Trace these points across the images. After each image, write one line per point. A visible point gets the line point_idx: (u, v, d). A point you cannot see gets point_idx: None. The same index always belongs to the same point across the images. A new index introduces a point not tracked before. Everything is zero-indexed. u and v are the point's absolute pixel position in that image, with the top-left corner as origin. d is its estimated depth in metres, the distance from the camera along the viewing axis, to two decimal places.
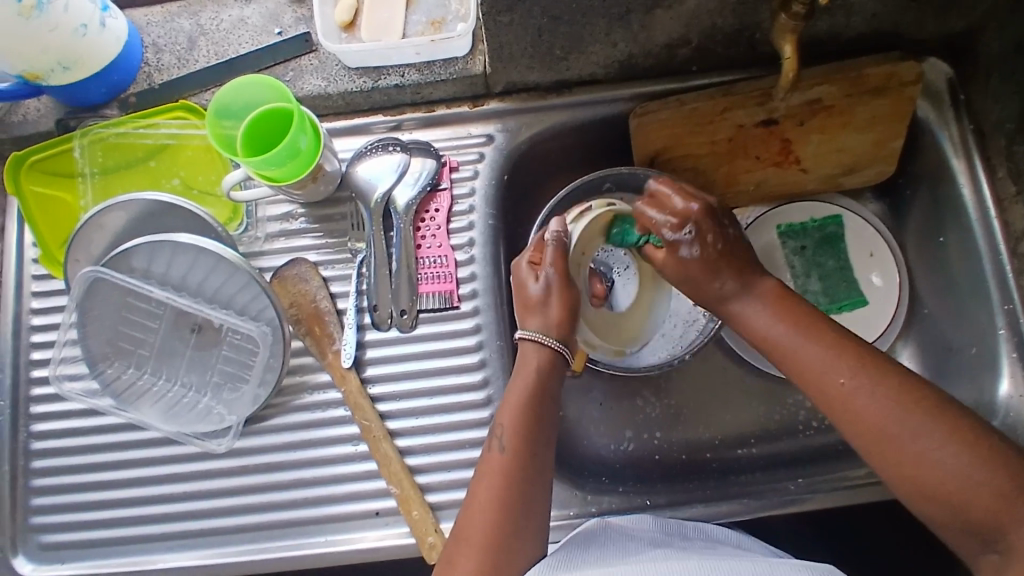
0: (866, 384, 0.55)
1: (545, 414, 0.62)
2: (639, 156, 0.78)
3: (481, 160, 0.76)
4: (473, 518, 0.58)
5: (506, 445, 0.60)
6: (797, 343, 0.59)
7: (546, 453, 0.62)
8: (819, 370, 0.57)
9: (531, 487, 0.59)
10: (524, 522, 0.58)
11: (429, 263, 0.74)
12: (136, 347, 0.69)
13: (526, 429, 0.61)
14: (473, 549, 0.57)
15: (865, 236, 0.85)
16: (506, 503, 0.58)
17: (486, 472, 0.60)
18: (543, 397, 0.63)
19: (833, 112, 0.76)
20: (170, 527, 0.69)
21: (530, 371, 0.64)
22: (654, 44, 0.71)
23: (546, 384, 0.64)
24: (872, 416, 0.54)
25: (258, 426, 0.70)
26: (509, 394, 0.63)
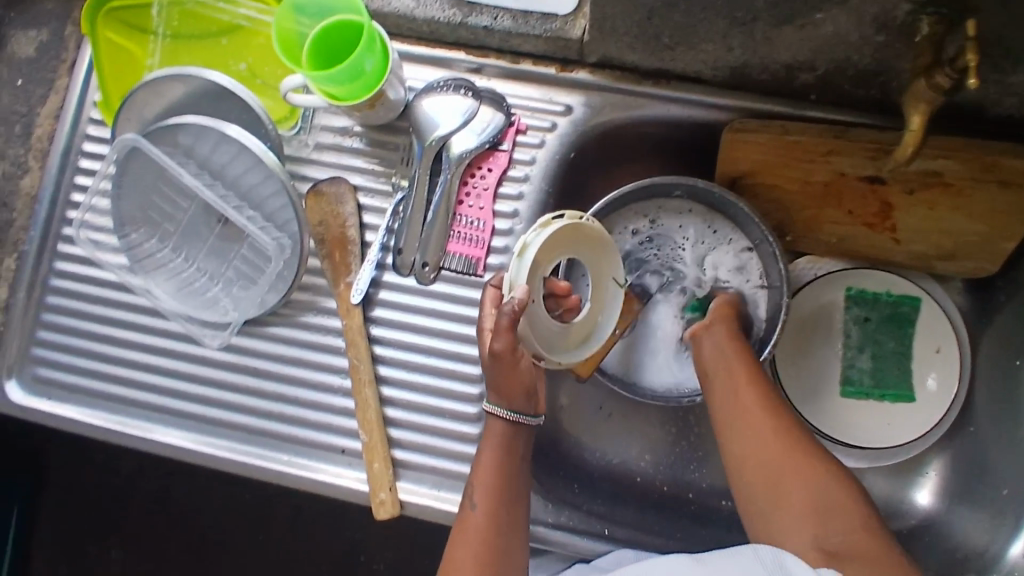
0: (761, 411, 0.64)
1: (519, 469, 0.63)
2: (723, 172, 0.71)
3: (552, 131, 0.71)
4: (457, 575, 0.59)
5: (477, 505, 0.61)
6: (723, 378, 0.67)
7: (519, 507, 0.62)
8: (730, 395, 0.65)
9: (511, 541, 0.61)
10: (508, 567, 0.60)
11: (464, 223, 0.70)
12: (164, 221, 0.70)
13: (501, 488, 0.61)
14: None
15: (937, 328, 0.77)
16: (489, 557, 0.59)
17: (463, 530, 0.61)
18: (514, 462, 0.63)
19: (950, 191, 0.67)
20: (155, 399, 0.71)
21: (496, 446, 0.62)
22: (773, 61, 0.62)
23: (516, 447, 0.63)
24: (757, 443, 0.62)
25: (257, 330, 0.71)
26: (480, 458, 0.63)
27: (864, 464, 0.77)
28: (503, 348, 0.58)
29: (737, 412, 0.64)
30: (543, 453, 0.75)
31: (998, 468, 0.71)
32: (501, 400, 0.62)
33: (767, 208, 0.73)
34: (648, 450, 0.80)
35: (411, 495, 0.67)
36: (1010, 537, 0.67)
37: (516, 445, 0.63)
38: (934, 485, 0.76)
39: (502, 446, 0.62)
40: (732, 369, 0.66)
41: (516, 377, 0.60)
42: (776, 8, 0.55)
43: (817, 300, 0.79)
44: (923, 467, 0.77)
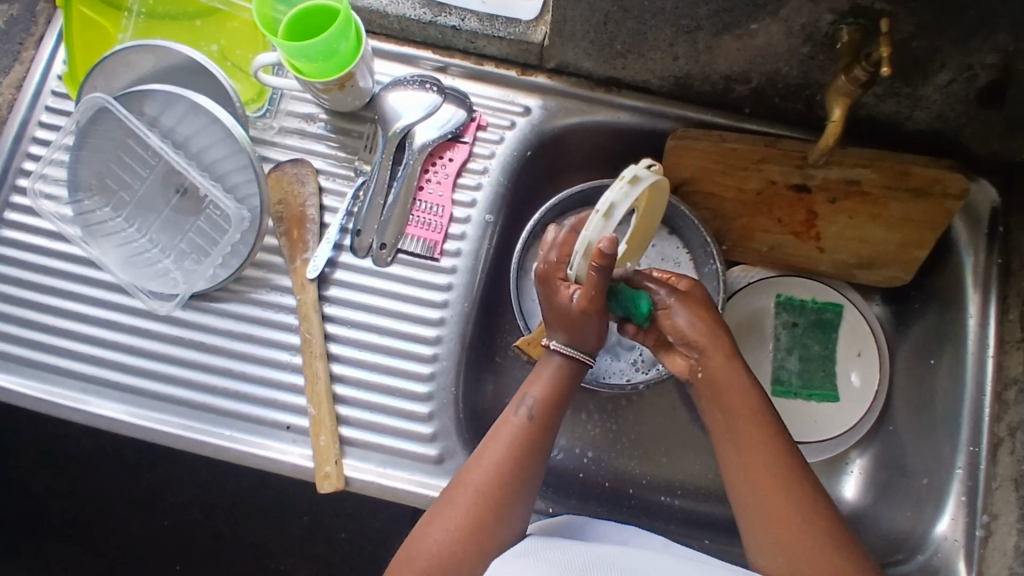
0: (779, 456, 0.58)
1: (571, 395, 0.64)
2: (666, 177, 0.76)
3: (512, 129, 0.75)
4: (478, 472, 0.59)
5: (530, 413, 0.61)
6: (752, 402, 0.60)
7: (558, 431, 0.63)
8: (750, 425, 0.59)
9: (539, 463, 0.60)
10: (528, 488, 0.60)
11: (424, 208, 0.73)
12: (120, 189, 0.70)
13: (554, 403, 0.62)
14: (471, 500, 0.58)
15: (859, 334, 0.83)
16: (514, 464, 0.59)
17: (502, 433, 0.61)
18: (571, 385, 0.64)
19: (867, 199, 0.74)
20: (93, 371, 0.69)
21: (557, 364, 0.63)
22: (714, 71, 0.70)
23: (576, 374, 0.64)
24: (779, 485, 0.57)
25: (208, 304, 0.70)
26: (540, 371, 0.64)
27: None
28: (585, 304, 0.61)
29: (760, 432, 0.59)
30: None
31: (917, 460, 0.76)
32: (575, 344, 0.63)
33: (705, 215, 0.79)
34: (591, 446, 0.82)
35: (357, 471, 0.67)
36: (932, 518, 0.72)
37: (575, 373, 0.64)
38: (859, 482, 0.80)
39: (563, 367, 0.63)
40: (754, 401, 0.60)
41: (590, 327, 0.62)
42: (718, 16, 0.62)
43: (748, 306, 0.84)
44: (848, 464, 0.81)
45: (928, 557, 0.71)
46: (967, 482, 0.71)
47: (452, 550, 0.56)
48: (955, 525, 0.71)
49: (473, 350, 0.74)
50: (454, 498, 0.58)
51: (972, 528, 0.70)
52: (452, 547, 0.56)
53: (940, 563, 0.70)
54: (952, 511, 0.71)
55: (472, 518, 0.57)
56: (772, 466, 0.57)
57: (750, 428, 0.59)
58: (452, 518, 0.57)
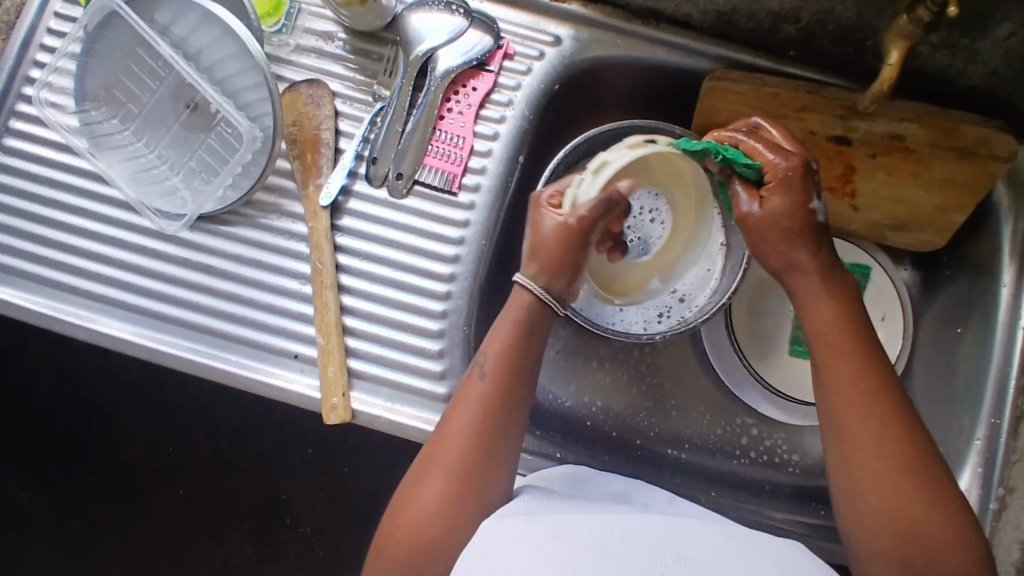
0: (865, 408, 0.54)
1: (533, 349, 0.61)
2: (700, 122, 0.73)
3: (541, 59, 0.71)
4: (447, 443, 0.58)
5: (488, 373, 0.59)
6: (836, 352, 0.55)
7: (525, 388, 0.61)
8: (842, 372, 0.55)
9: (507, 424, 0.59)
10: (501, 449, 0.59)
11: (443, 138, 0.70)
12: (128, 101, 0.67)
13: (512, 360, 0.60)
14: (440, 475, 0.57)
15: (884, 297, 0.80)
16: (482, 430, 0.58)
17: (464, 395, 0.60)
18: (529, 341, 0.61)
19: (909, 156, 0.70)
20: (101, 289, 0.67)
21: (515, 313, 0.61)
22: (761, 8, 0.65)
23: (532, 327, 0.61)
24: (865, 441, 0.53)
25: (218, 227, 0.68)
26: (497, 327, 0.61)
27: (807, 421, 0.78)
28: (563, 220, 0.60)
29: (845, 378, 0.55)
30: None
31: (933, 428, 0.75)
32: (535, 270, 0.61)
33: None
34: (602, 395, 0.81)
35: (364, 405, 0.66)
36: None
37: (529, 326, 0.61)
38: None
39: (518, 323, 0.61)
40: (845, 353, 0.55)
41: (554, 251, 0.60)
42: None
43: None
44: None
45: None
46: (984, 454, 0.69)
47: (430, 527, 0.56)
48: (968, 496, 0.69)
49: (488, 290, 0.72)
50: (423, 477, 0.58)
51: (986, 500, 0.68)
52: (432, 523, 0.56)
53: None
54: (967, 482, 0.69)
55: (442, 493, 0.57)
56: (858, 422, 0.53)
57: (851, 368, 0.55)
58: (427, 491, 0.57)
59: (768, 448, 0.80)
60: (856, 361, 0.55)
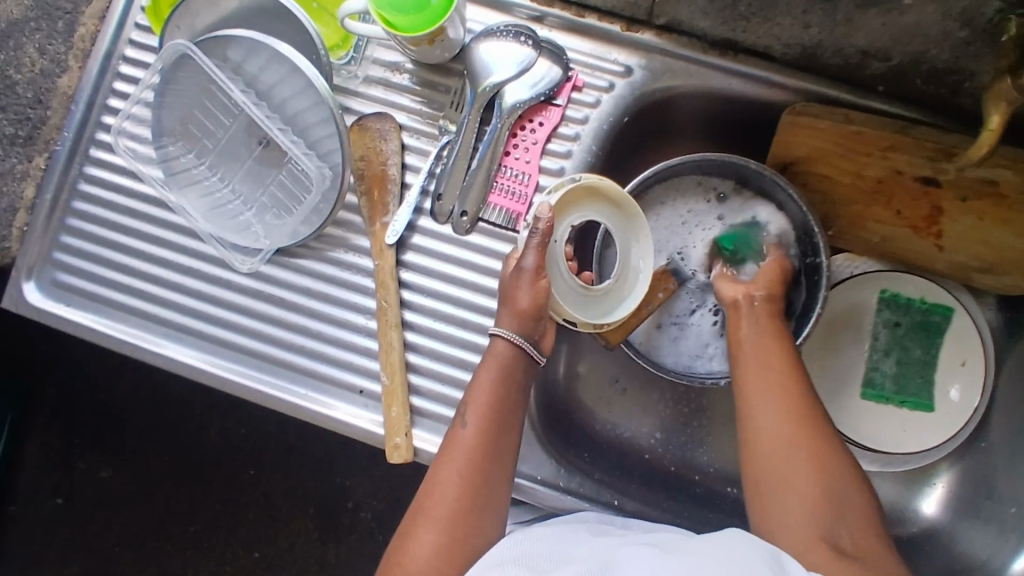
0: (794, 432, 0.58)
1: (513, 397, 0.62)
2: (776, 157, 0.70)
3: (609, 91, 0.69)
4: (440, 491, 0.58)
5: (469, 423, 0.60)
6: (765, 372, 0.63)
7: (512, 433, 0.61)
8: (769, 399, 0.61)
9: (496, 468, 0.59)
10: (489, 489, 0.59)
11: (508, 175, 0.69)
12: (203, 137, 0.68)
13: (497, 404, 0.61)
14: (432, 528, 0.57)
15: (967, 343, 0.76)
16: (472, 469, 0.58)
17: (451, 444, 0.60)
18: (516, 381, 0.62)
19: (1003, 202, 0.66)
20: (176, 318, 0.70)
21: (500, 361, 0.62)
22: (849, 45, 0.61)
23: (517, 369, 0.63)
24: (784, 456, 0.57)
25: (287, 260, 0.69)
26: (478, 378, 0.62)
27: (875, 467, 0.77)
28: (529, 265, 0.62)
29: (769, 407, 0.60)
30: (556, 422, 0.74)
31: (1011, 487, 0.71)
32: (512, 323, 0.63)
33: (813, 198, 0.72)
34: (661, 427, 0.80)
35: (425, 443, 0.67)
36: (1012, 552, 0.68)
37: (515, 370, 0.62)
38: (942, 498, 0.76)
39: (503, 364, 0.62)
40: (773, 378, 0.62)
41: (526, 298, 0.62)
42: None
43: (847, 300, 0.78)
44: (933, 478, 0.77)
45: None
46: None
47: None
48: None
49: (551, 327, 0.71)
50: (418, 526, 0.57)
51: None
52: (427, 566, 0.55)
53: None
54: None
55: (435, 541, 0.56)
56: (778, 439, 0.58)
57: (773, 385, 0.62)
58: (426, 538, 0.56)
59: None
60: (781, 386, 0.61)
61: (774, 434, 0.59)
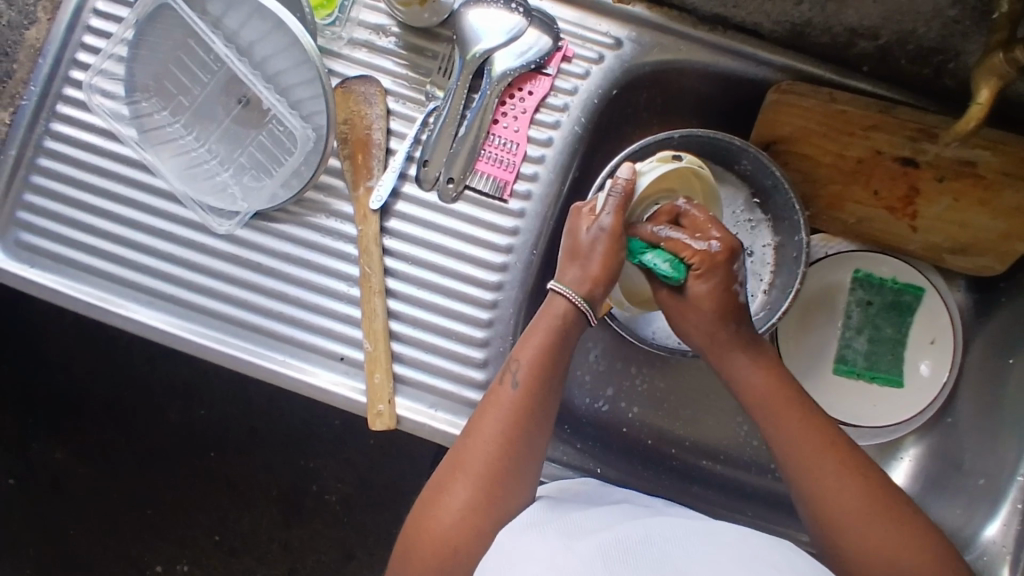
0: (840, 461, 0.57)
1: (563, 359, 0.61)
2: (760, 134, 0.71)
3: (598, 63, 0.69)
4: (474, 452, 0.58)
5: (518, 382, 0.59)
6: (788, 404, 0.60)
7: (555, 399, 0.61)
8: (810, 431, 0.58)
9: (537, 430, 0.59)
10: (525, 460, 0.58)
11: (496, 143, 0.68)
12: (178, 94, 0.66)
13: (544, 369, 0.60)
14: (467, 482, 0.57)
15: (937, 321, 0.78)
16: (509, 437, 0.58)
17: (494, 402, 0.59)
18: (563, 344, 0.61)
19: (979, 182, 0.68)
20: (147, 282, 0.67)
21: (553, 319, 0.61)
22: (839, 23, 0.63)
23: (568, 332, 0.61)
24: (840, 488, 0.56)
25: (266, 224, 0.67)
26: (528, 336, 0.61)
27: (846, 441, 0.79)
28: (609, 225, 0.62)
29: (807, 439, 0.58)
30: None
31: (975, 460, 0.73)
32: (581, 285, 0.62)
33: (794, 177, 0.72)
34: (639, 402, 0.80)
35: (409, 412, 0.66)
36: (983, 520, 0.69)
37: (568, 331, 0.61)
38: (910, 471, 0.79)
39: (555, 326, 0.61)
40: (808, 405, 0.60)
41: (603, 256, 0.61)
42: None
43: (822, 279, 0.80)
44: (902, 450, 0.80)
45: (973, 560, 0.68)
46: None
47: (457, 532, 0.55)
48: (1006, 531, 0.67)
49: (534, 300, 0.71)
50: (450, 484, 0.57)
51: None
52: (458, 529, 0.56)
53: (983, 567, 0.67)
54: (1006, 516, 0.68)
55: (469, 501, 0.56)
56: (828, 474, 0.56)
57: (802, 417, 0.59)
58: (455, 498, 0.57)
59: None
60: (808, 421, 0.59)
61: (816, 465, 0.57)
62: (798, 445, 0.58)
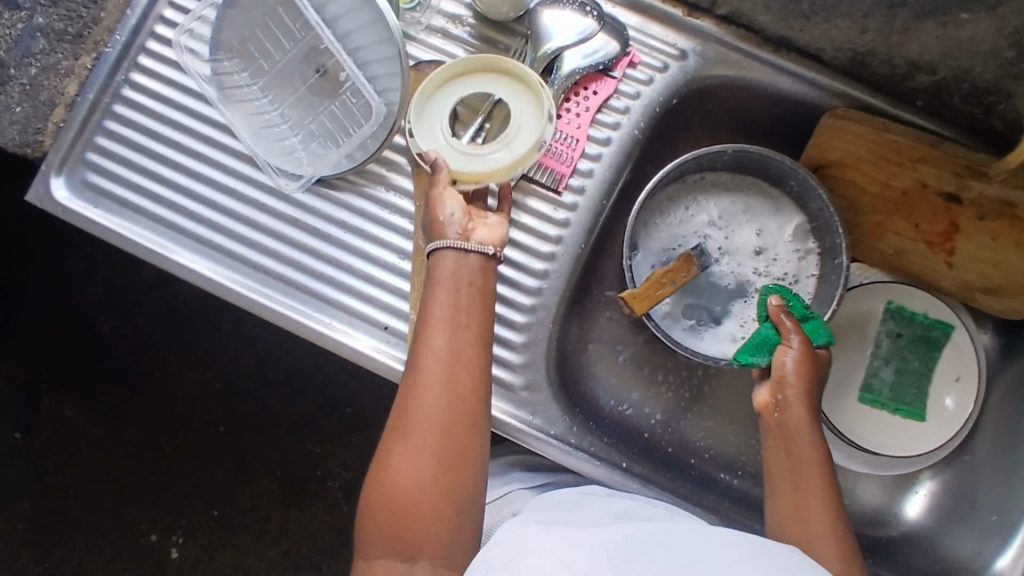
0: (828, 506, 0.58)
1: (488, 303, 0.57)
2: (810, 156, 0.74)
3: (663, 71, 0.72)
4: (415, 422, 0.52)
5: (441, 343, 0.54)
6: (801, 445, 0.62)
7: (486, 346, 0.56)
8: (813, 473, 0.60)
9: (474, 383, 0.54)
10: (472, 419, 0.54)
11: (557, 137, 0.70)
12: (260, 57, 0.69)
13: (465, 316, 0.55)
14: (411, 456, 0.51)
15: (964, 359, 0.79)
16: (450, 398, 0.53)
17: (420, 364, 0.54)
18: (481, 284, 0.57)
19: (1018, 224, 0.69)
20: (204, 233, 0.69)
21: (457, 264, 0.56)
22: (900, 54, 0.66)
23: (480, 270, 0.57)
24: (819, 527, 0.57)
25: (327, 191, 0.70)
26: (439, 283, 0.56)
27: (863, 467, 0.80)
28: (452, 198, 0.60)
29: (807, 477, 0.60)
30: (567, 386, 0.75)
31: (992, 497, 0.74)
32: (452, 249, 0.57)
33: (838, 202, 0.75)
34: (663, 408, 0.82)
35: None
36: (995, 552, 0.71)
37: (479, 271, 0.57)
38: (924, 504, 0.79)
39: (468, 268, 0.57)
40: (819, 451, 0.61)
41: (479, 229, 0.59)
42: None
43: (855, 305, 0.82)
44: (919, 484, 0.80)
45: None
46: None
47: (415, 508, 0.50)
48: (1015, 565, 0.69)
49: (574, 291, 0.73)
50: (392, 460, 0.52)
51: None
52: (416, 506, 0.50)
53: None
54: (1015, 550, 0.70)
55: (420, 474, 0.51)
56: (814, 511, 0.58)
57: (810, 458, 0.61)
58: (403, 475, 0.51)
59: None
60: (816, 465, 0.61)
61: (806, 503, 0.59)
62: (797, 477, 0.60)
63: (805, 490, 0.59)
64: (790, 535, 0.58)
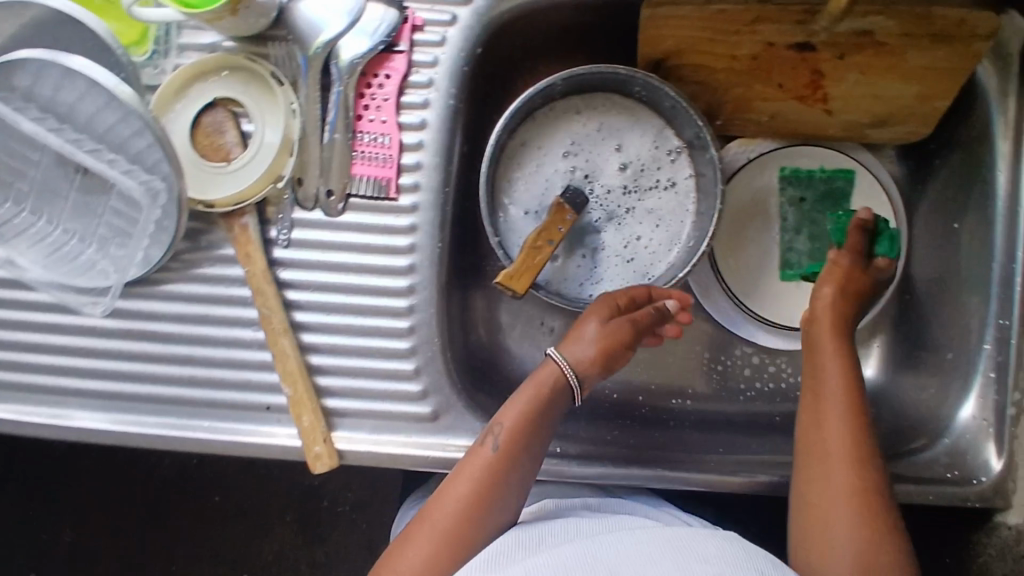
0: (845, 439, 0.55)
1: (548, 423, 0.59)
2: (646, 53, 0.66)
3: (454, 24, 0.63)
4: (443, 506, 0.54)
5: (498, 443, 0.56)
6: (827, 379, 0.58)
7: (534, 460, 0.58)
8: (834, 407, 0.57)
9: (510, 487, 0.56)
10: (496, 516, 0.55)
11: (366, 140, 0.62)
12: (15, 180, 0.59)
13: (525, 429, 0.57)
14: (428, 537, 0.53)
15: (875, 202, 0.75)
16: (484, 492, 0.55)
17: (470, 460, 0.56)
18: (549, 403, 0.59)
19: (880, 51, 0.63)
20: (51, 379, 0.63)
21: (535, 385, 0.59)
22: None
23: (552, 391, 0.60)
24: (832, 457, 0.55)
25: (152, 289, 0.63)
26: (515, 397, 0.59)
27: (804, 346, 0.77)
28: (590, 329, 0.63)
29: (821, 412, 0.57)
30: (486, 383, 0.71)
31: (940, 334, 0.71)
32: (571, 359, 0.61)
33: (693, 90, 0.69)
34: None
35: (349, 443, 0.63)
36: (958, 400, 0.67)
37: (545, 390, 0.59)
38: (878, 357, 0.77)
39: (539, 388, 0.59)
40: (831, 387, 0.58)
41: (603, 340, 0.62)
42: None
43: (748, 186, 0.76)
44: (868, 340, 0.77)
45: (955, 440, 0.66)
46: (995, 358, 0.65)
47: None
48: (983, 405, 0.66)
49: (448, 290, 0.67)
50: (409, 538, 0.54)
51: (1004, 406, 0.64)
52: None
53: (968, 445, 0.65)
54: (979, 393, 0.66)
55: (428, 557, 0.52)
56: (831, 443, 0.55)
57: (834, 391, 0.58)
58: (412, 554, 0.52)
59: (773, 375, 0.78)
60: (840, 400, 0.57)
61: (822, 440, 0.56)
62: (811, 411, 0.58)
63: (822, 421, 0.57)
64: (806, 472, 0.56)
